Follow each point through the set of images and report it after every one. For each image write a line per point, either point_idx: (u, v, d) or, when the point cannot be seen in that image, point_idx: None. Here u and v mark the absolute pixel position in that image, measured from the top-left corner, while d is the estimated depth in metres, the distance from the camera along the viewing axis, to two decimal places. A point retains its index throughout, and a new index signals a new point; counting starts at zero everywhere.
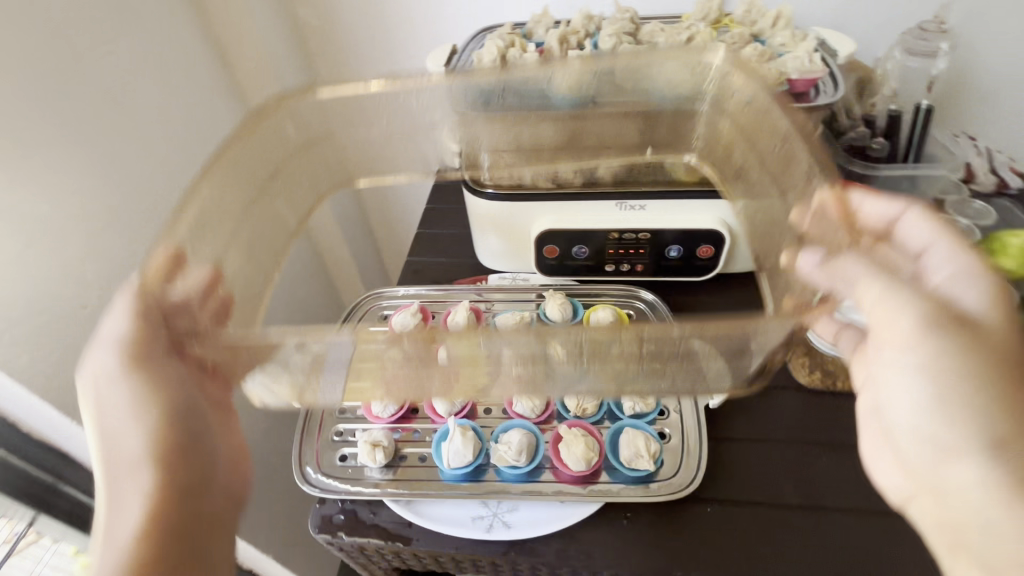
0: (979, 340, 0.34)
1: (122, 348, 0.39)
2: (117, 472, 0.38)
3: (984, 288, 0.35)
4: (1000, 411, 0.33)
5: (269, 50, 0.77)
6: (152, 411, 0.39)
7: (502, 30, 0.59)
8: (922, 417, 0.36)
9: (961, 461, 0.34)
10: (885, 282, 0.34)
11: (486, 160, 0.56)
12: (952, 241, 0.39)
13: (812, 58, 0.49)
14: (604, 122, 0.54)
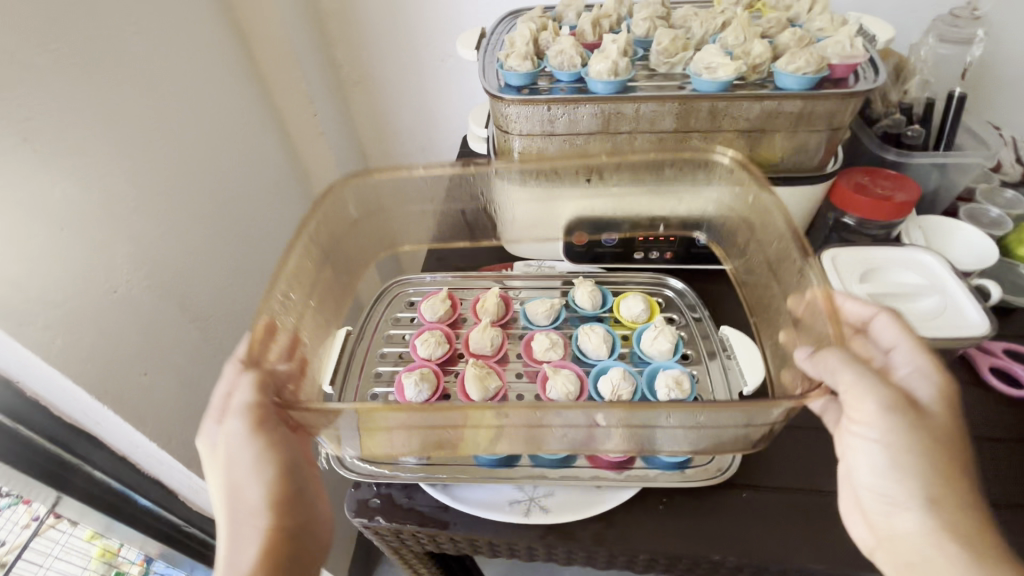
0: (929, 430, 0.37)
1: (248, 416, 0.39)
2: (242, 522, 0.40)
3: (935, 384, 0.39)
4: (942, 483, 0.37)
5: (288, 34, 0.76)
6: (270, 467, 0.40)
7: (533, 14, 0.58)
8: (885, 483, 0.38)
9: (904, 512, 0.38)
10: (860, 375, 0.37)
11: (518, 145, 0.54)
12: (912, 341, 0.41)
13: (854, 43, 0.48)
14: (648, 106, 0.50)
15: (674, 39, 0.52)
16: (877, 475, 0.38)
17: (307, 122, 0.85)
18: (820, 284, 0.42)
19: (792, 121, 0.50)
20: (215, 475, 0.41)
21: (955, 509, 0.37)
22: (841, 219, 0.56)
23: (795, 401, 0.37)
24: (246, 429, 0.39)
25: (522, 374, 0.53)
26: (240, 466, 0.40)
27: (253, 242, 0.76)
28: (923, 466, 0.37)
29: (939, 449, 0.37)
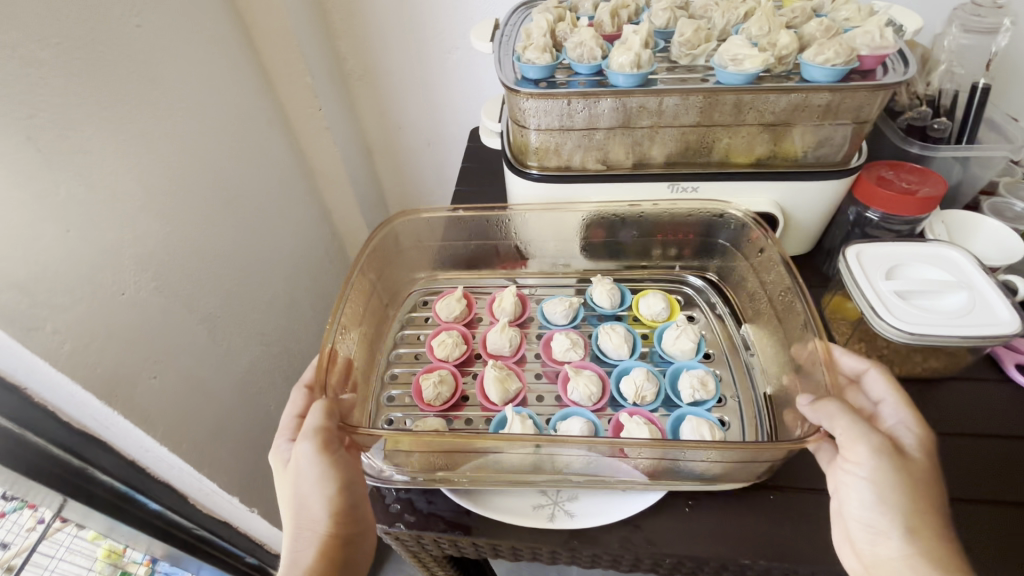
0: (914, 471, 0.37)
1: (314, 439, 0.39)
2: (301, 537, 0.40)
3: (919, 433, 0.39)
4: (927, 520, 0.36)
5: (292, 27, 0.73)
6: (332, 484, 0.40)
7: (549, 6, 0.57)
8: (876, 518, 0.37)
9: (887, 540, 0.37)
10: (853, 421, 0.38)
11: (533, 141, 0.53)
12: (899, 396, 0.41)
13: (883, 33, 0.47)
14: (670, 102, 0.48)
15: (697, 30, 0.50)
16: (868, 507, 0.37)
17: (311, 117, 0.83)
18: (820, 335, 0.44)
19: (818, 114, 0.48)
20: (285, 488, 0.42)
21: (936, 546, 0.36)
22: (863, 214, 0.55)
23: (793, 443, 0.39)
24: (311, 453, 0.39)
25: (541, 374, 0.53)
26: (304, 485, 0.40)
27: (260, 241, 0.75)
28: (911, 501, 0.37)
29: (924, 492, 0.37)
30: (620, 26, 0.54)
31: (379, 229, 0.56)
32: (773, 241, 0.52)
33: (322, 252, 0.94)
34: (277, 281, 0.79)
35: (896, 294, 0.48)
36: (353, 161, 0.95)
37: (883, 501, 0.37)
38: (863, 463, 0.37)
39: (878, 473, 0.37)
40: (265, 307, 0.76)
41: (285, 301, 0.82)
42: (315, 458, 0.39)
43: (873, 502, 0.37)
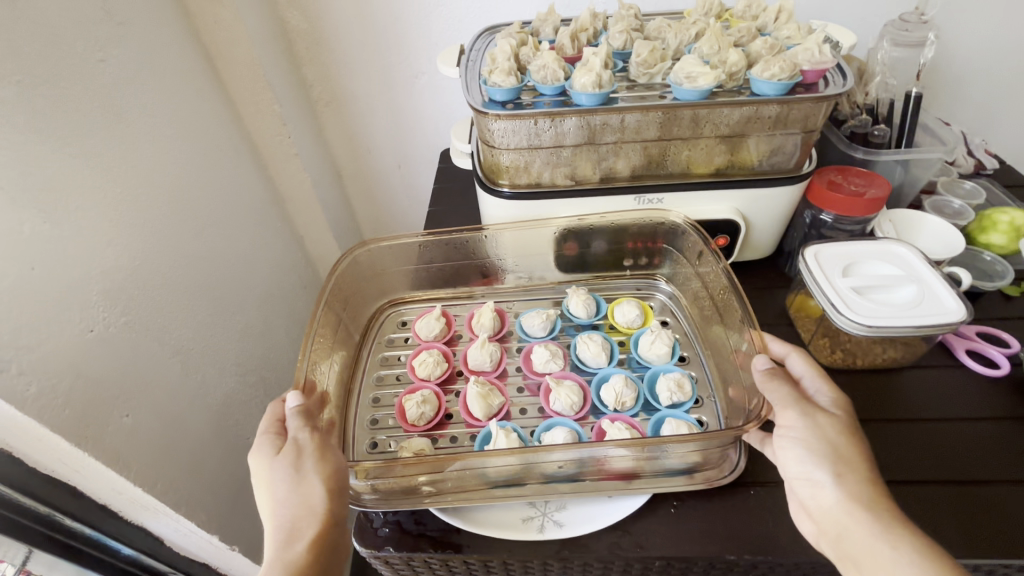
0: (834, 422, 0.39)
1: (308, 433, 0.42)
2: (287, 530, 0.38)
3: (833, 393, 0.42)
4: (853, 465, 0.38)
5: (259, 58, 0.74)
6: (325, 469, 0.40)
7: (513, 31, 0.60)
8: (809, 473, 0.38)
9: (823, 489, 0.38)
10: (786, 389, 0.41)
11: (504, 161, 0.55)
12: (817, 372, 0.43)
13: (822, 50, 0.51)
14: (630, 118, 0.51)
15: (652, 50, 0.53)
16: (801, 466, 0.39)
17: (281, 145, 0.84)
18: (756, 329, 0.47)
19: (769, 124, 0.51)
20: (265, 495, 0.40)
21: (872, 497, 0.36)
22: (818, 216, 0.59)
23: (736, 432, 0.41)
24: (303, 446, 0.41)
25: (522, 388, 0.53)
26: (291, 484, 0.39)
27: (232, 271, 0.74)
28: (836, 451, 0.38)
29: (845, 439, 0.38)
30: (580, 48, 0.57)
31: (341, 259, 0.57)
32: (717, 260, 0.54)
33: (295, 280, 0.93)
34: (252, 311, 0.79)
35: (853, 288, 0.51)
36: (325, 187, 0.95)
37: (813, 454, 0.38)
38: (794, 426, 0.40)
39: (805, 430, 0.39)
40: (239, 338, 0.75)
41: (260, 330, 0.80)
42: (308, 450, 0.41)
43: (805, 458, 0.39)
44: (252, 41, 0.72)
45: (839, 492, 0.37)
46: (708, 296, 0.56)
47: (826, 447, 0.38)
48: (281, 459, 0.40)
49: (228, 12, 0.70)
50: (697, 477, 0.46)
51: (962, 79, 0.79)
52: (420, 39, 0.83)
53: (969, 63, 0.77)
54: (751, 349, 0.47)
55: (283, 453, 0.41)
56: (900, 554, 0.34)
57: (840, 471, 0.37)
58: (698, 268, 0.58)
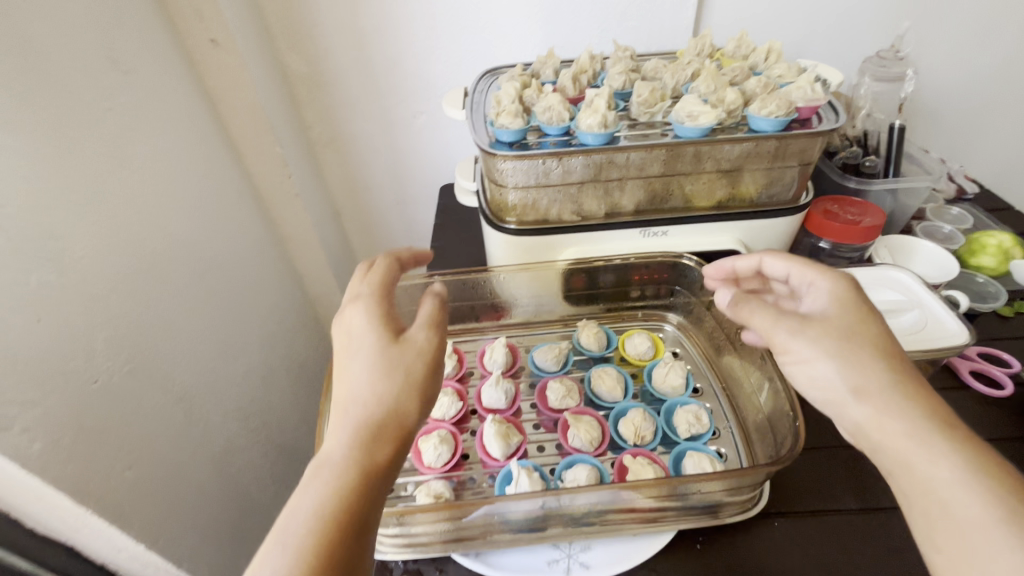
0: (828, 330, 0.34)
1: (428, 333, 0.37)
2: (363, 426, 0.34)
3: (829, 284, 0.38)
4: (867, 363, 0.33)
5: (261, 101, 0.76)
6: (428, 385, 0.36)
7: (517, 73, 0.62)
8: (832, 391, 0.33)
9: (847, 408, 0.33)
10: (764, 309, 0.36)
11: (511, 199, 0.56)
12: (801, 263, 0.40)
13: (814, 88, 0.53)
14: (634, 157, 0.52)
15: (652, 91, 0.55)
16: (820, 389, 0.34)
17: (282, 185, 0.84)
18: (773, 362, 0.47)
19: (768, 158, 0.53)
20: (359, 371, 0.35)
21: (909, 406, 0.32)
22: (817, 244, 0.60)
23: (762, 468, 0.41)
24: (418, 347, 0.36)
25: (538, 425, 0.53)
26: (396, 374, 0.35)
27: (233, 312, 0.73)
28: (848, 355, 0.33)
29: (852, 344, 0.33)
30: (581, 89, 0.59)
31: None
32: None
33: (295, 319, 0.92)
34: (253, 353, 0.77)
35: None
36: (324, 225, 0.95)
37: (828, 372, 0.33)
38: (794, 349, 0.35)
39: (809, 350, 0.34)
40: (241, 380, 0.73)
41: (261, 372, 0.79)
42: (423, 355, 0.36)
43: (829, 373, 0.33)
44: (254, 86, 0.74)
45: (866, 410, 0.32)
46: (718, 328, 0.57)
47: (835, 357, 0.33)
48: (394, 345, 0.36)
49: (233, 58, 0.71)
50: (724, 513, 0.45)
51: (937, 110, 0.84)
52: (419, 82, 0.86)
53: (942, 93, 0.82)
54: (772, 381, 0.47)
55: (399, 340, 0.36)
56: (940, 465, 0.30)
57: (859, 387, 0.33)
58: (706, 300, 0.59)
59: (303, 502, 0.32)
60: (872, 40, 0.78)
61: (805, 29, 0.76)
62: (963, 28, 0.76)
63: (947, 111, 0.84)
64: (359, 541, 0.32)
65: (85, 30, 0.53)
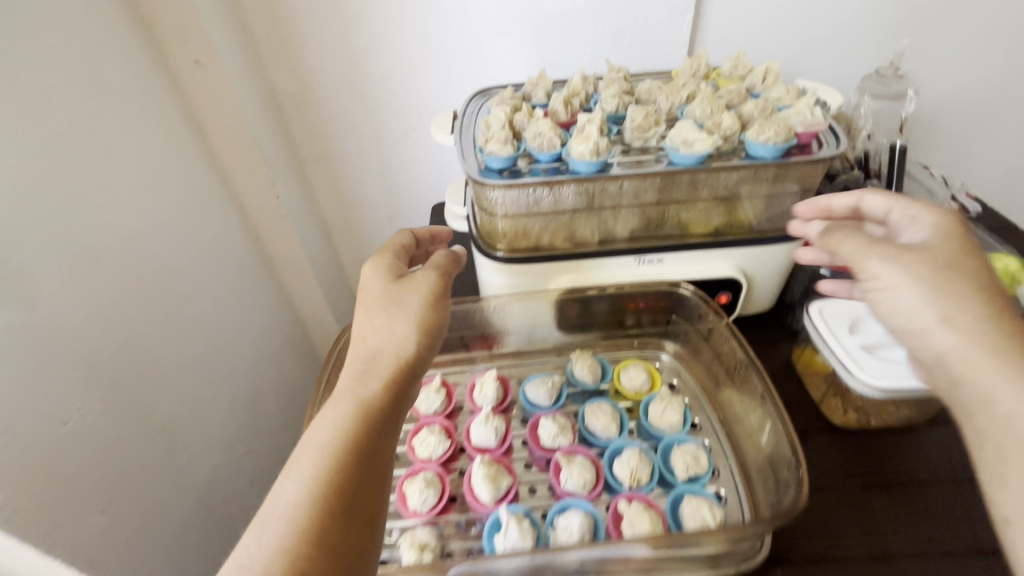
0: (929, 259, 0.37)
1: (430, 278, 0.47)
2: (373, 354, 0.43)
3: (932, 220, 0.41)
4: (961, 292, 0.35)
5: (249, 121, 0.74)
6: (428, 317, 0.45)
7: (507, 95, 0.60)
8: (915, 318, 0.36)
9: (932, 336, 0.36)
10: (861, 241, 0.40)
11: (500, 226, 0.54)
12: (906, 201, 0.44)
13: (814, 113, 0.52)
14: (628, 185, 0.50)
15: (646, 115, 0.53)
16: (905, 315, 0.37)
17: (271, 205, 0.82)
18: (775, 404, 0.45)
19: (767, 185, 0.51)
20: (374, 309, 0.45)
21: (997, 339, 0.34)
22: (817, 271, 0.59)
23: (763, 522, 0.39)
24: (420, 288, 0.46)
25: (530, 464, 0.51)
26: (395, 317, 0.44)
27: (220, 338, 0.72)
28: (938, 285, 0.36)
29: (947, 274, 0.36)
30: (573, 113, 0.57)
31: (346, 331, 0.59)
32: (726, 323, 0.53)
33: (284, 342, 0.90)
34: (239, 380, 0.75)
35: (862, 345, 0.51)
36: (314, 245, 0.93)
37: (912, 295, 0.37)
38: (884, 275, 0.38)
39: (898, 273, 0.37)
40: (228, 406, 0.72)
41: (249, 399, 0.77)
42: (424, 295, 0.46)
43: (913, 298, 0.37)
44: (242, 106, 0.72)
45: (951, 337, 0.35)
46: (716, 360, 0.55)
47: (925, 282, 0.36)
48: (394, 294, 0.46)
49: (221, 78, 0.70)
50: (724, 564, 0.43)
51: (935, 125, 0.82)
52: (413, 98, 0.84)
53: (941, 109, 0.81)
54: (774, 423, 0.45)
55: (400, 291, 0.46)
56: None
57: (947, 313, 0.35)
58: (704, 331, 0.57)
59: (315, 435, 0.39)
60: (868, 58, 0.77)
61: (801, 45, 0.75)
62: (954, 49, 0.75)
63: (946, 126, 0.82)
64: (362, 460, 0.37)
65: (64, 54, 0.51)
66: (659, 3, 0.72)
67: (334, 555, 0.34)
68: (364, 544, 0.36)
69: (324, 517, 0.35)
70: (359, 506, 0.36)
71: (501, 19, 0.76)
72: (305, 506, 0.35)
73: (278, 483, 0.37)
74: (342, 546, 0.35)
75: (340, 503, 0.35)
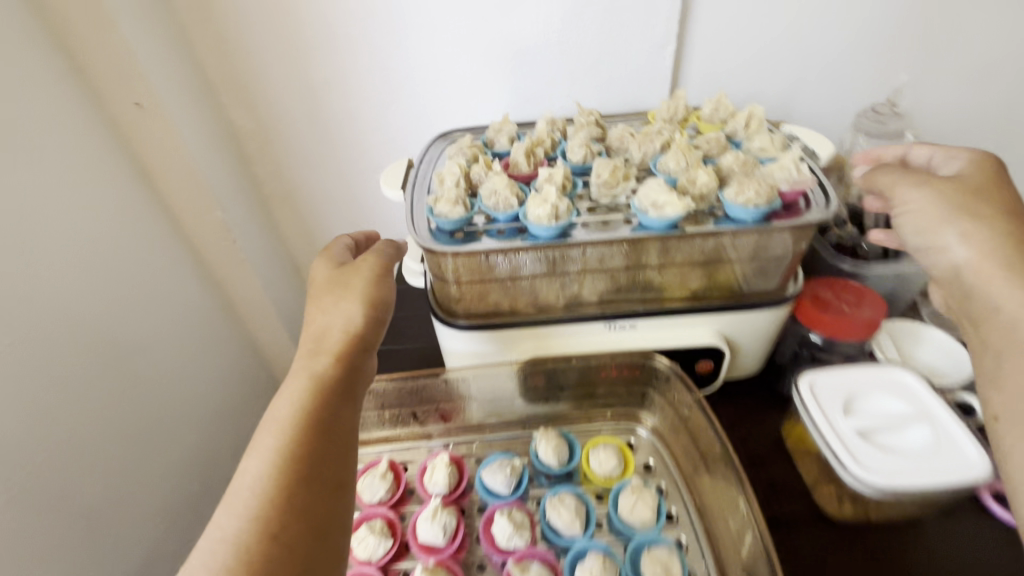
0: (958, 186, 0.42)
1: (371, 260, 0.50)
2: (318, 345, 0.45)
3: (966, 159, 0.46)
4: (984, 214, 0.40)
5: (198, 165, 0.69)
6: (368, 293, 0.47)
7: (464, 145, 0.55)
8: (939, 238, 0.42)
9: (952, 252, 0.41)
10: (896, 174, 0.45)
11: (453, 292, 0.49)
12: (947, 146, 0.48)
13: (799, 169, 0.47)
14: (591, 250, 0.45)
15: (614, 170, 0.49)
16: (930, 235, 0.42)
17: (226, 250, 0.78)
18: (758, 522, 0.39)
19: (749, 249, 0.46)
20: (318, 300, 0.48)
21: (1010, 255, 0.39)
22: (807, 336, 0.53)
23: None
24: (361, 270, 0.49)
25: (483, 564, 0.46)
26: (339, 300, 0.47)
27: (144, 400, 0.67)
28: (963, 209, 0.41)
29: (972, 198, 0.41)
30: (536, 164, 0.52)
31: None
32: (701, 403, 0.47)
33: (237, 392, 0.85)
34: (164, 445, 0.70)
35: (857, 430, 0.45)
36: (279, 288, 0.88)
37: (933, 217, 0.42)
38: (913, 200, 0.43)
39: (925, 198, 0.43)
40: (144, 477, 0.66)
41: (174, 462, 0.72)
42: (363, 276, 0.48)
43: (936, 218, 0.42)
44: (188, 150, 0.68)
45: (968, 251, 0.40)
46: (691, 441, 0.49)
47: (949, 205, 0.42)
48: (337, 279, 0.48)
49: (160, 122, 0.65)
50: None
51: None
52: (380, 134, 0.79)
53: (949, 137, 0.74)
54: (756, 540, 0.39)
55: (343, 275, 0.49)
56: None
57: (964, 229, 0.40)
58: (679, 406, 0.51)
59: (272, 417, 0.40)
60: (863, 94, 0.72)
61: (792, 77, 0.70)
62: (953, 85, 0.70)
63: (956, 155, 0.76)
64: (318, 432, 0.39)
65: None
66: (637, 38, 0.68)
67: (301, 519, 0.35)
68: (330, 511, 0.37)
69: (287, 486, 0.36)
70: (321, 475, 0.38)
71: (469, 57, 0.71)
72: (266, 480, 0.36)
73: (240, 467, 0.37)
74: (308, 511, 0.36)
75: (302, 472, 0.37)
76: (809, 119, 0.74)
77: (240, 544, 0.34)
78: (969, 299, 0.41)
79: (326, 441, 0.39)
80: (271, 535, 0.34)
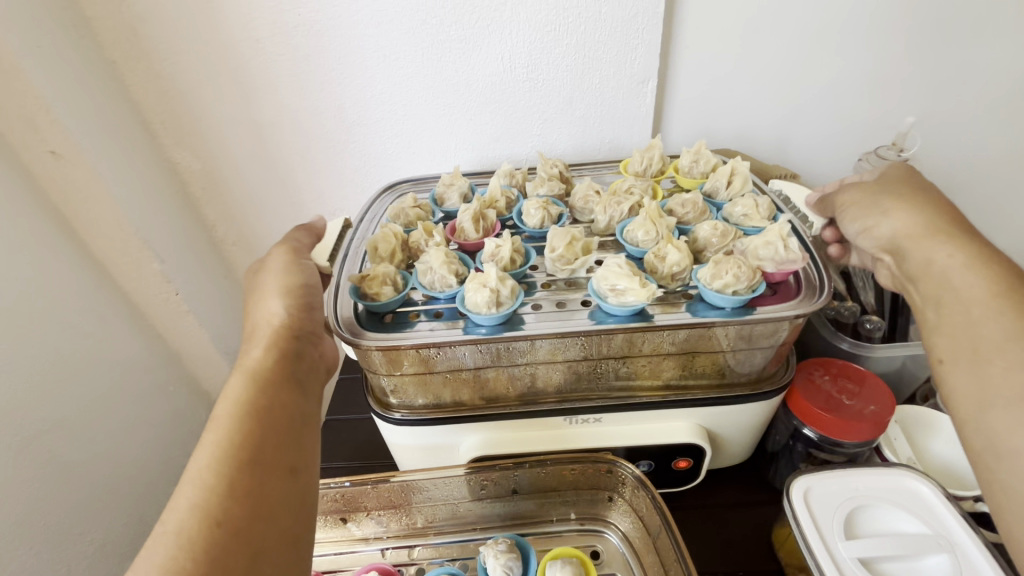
0: (890, 176, 0.42)
1: (280, 250, 0.41)
2: (249, 341, 0.36)
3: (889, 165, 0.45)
4: (908, 194, 0.39)
5: (129, 213, 0.63)
6: (287, 282, 0.39)
7: (405, 203, 0.49)
8: (869, 218, 0.41)
9: (882, 223, 0.39)
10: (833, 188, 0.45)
11: (386, 385, 0.41)
12: None
13: (787, 244, 0.40)
14: (544, 343, 0.38)
15: (571, 241, 0.42)
16: (859, 219, 0.41)
17: (167, 302, 0.71)
18: None
19: (736, 337, 0.39)
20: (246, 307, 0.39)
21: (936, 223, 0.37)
22: (799, 430, 0.45)
23: None
24: (269, 265, 0.40)
25: None
26: (256, 302, 0.38)
27: (61, 475, 0.60)
28: (889, 194, 0.40)
29: (904, 183, 0.40)
30: (484, 232, 0.46)
31: None
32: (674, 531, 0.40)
33: (182, 453, 0.78)
34: (82, 527, 0.63)
35: (860, 556, 0.37)
36: (233, 337, 0.82)
37: (867, 204, 0.41)
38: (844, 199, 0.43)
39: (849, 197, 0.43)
40: (54, 564, 0.59)
41: (96, 542, 0.65)
42: (279, 268, 0.40)
43: (863, 205, 0.41)
44: (115, 197, 0.61)
45: (899, 220, 0.38)
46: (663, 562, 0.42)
47: (881, 193, 0.41)
48: (251, 286, 0.40)
49: (82, 170, 0.59)
50: None
51: (957, 191, 0.68)
52: (337, 176, 0.72)
53: (962, 174, 0.67)
54: None
55: (257, 278, 0.40)
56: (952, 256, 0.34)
57: (893, 205, 0.39)
58: (650, 519, 0.44)
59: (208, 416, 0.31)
60: (861, 127, 0.65)
61: (784, 111, 0.64)
62: (970, 120, 0.63)
63: (971, 191, 0.68)
64: (262, 416, 0.31)
65: None
66: (613, 71, 0.60)
67: (251, 516, 0.28)
68: (289, 496, 0.30)
69: (233, 468, 0.29)
70: (275, 454, 0.30)
71: (430, 92, 0.63)
72: (206, 464, 0.29)
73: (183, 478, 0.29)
74: (259, 493, 0.29)
75: (248, 452, 0.30)
76: (802, 156, 0.67)
77: (183, 538, 0.26)
78: (906, 263, 0.38)
79: (273, 434, 0.31)
80: (216, 522, 0.27)
